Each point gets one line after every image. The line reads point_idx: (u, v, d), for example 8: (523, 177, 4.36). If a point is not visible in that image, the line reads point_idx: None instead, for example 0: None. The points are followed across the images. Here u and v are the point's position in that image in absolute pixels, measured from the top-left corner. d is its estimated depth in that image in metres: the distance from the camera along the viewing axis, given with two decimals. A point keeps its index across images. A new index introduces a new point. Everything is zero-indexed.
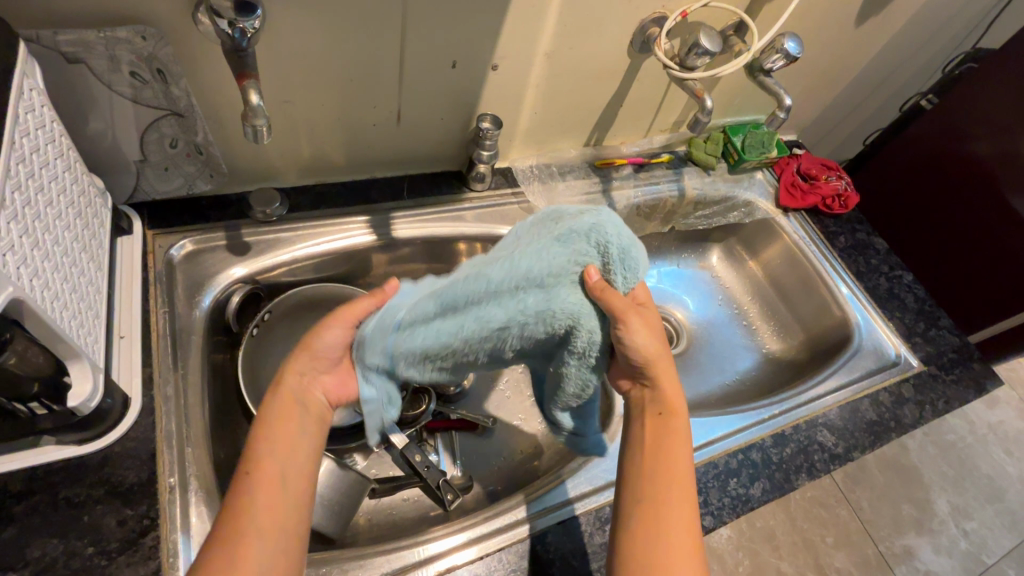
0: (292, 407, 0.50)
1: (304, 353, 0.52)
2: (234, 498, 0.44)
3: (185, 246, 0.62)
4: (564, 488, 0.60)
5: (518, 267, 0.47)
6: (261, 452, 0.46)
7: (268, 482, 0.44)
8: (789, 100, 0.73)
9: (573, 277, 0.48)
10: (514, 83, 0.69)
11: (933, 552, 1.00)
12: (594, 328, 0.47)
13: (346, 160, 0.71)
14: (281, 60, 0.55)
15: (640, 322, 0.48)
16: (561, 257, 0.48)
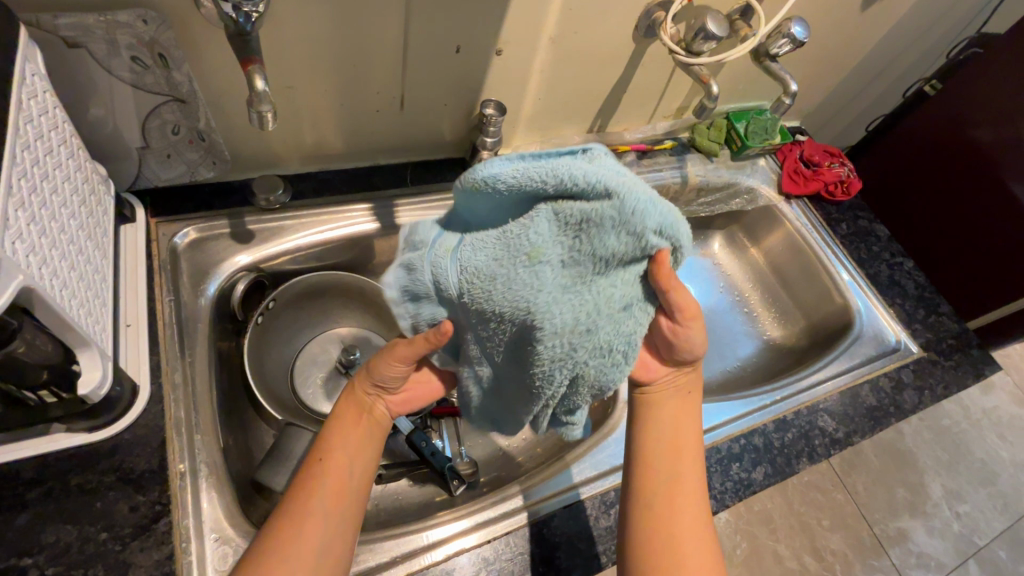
0: (367, 411, 0.52)
1: (365, 377, 0.52)
2: (300, 482, 0.46)
3: (189, 234, 0.62)
4: (571, 473, 0.61)
5: (568, 325, 0.38)
6: (334, 442, 0.49)
7: (337, 473, 0.46)
8: (794, 86, 0.71)
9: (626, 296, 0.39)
10: (518, 68, 0.68)
11: (926, 535, 1.02)
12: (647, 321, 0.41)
13: (349, 146, 0.70)
14: (285, 46, 0.54)
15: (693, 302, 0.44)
16: (608, 289, 0.38)
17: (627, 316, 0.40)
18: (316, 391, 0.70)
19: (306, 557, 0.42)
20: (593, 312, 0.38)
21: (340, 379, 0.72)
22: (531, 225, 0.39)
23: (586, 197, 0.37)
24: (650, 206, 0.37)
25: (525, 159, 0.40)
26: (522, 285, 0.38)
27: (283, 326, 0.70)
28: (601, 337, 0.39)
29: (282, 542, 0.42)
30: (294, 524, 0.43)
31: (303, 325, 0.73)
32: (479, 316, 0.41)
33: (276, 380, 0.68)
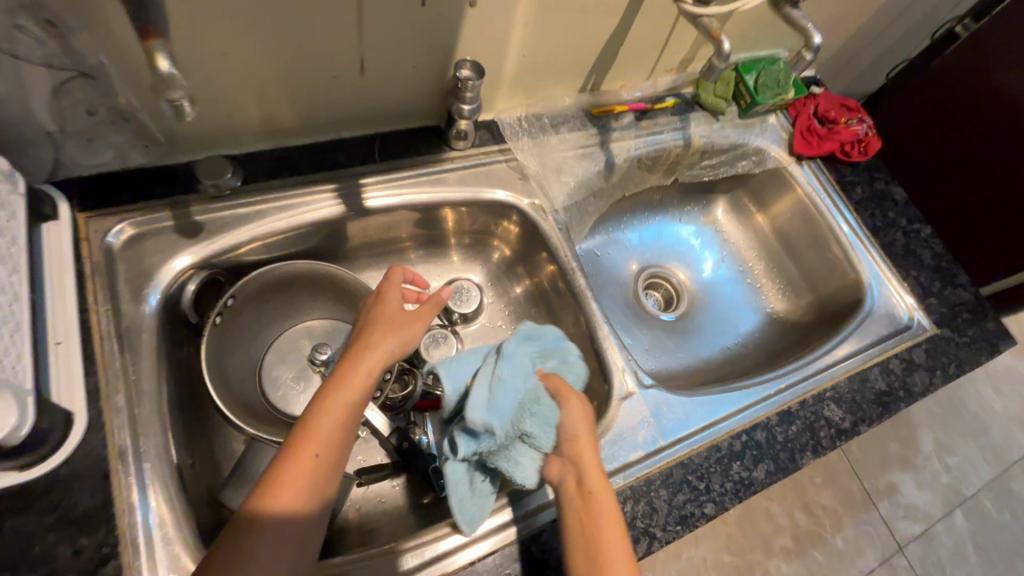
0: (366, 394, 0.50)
1: (392, 340, 0.53)
2: (286, 474, 0.45)
3: (124, 230, 0.54)
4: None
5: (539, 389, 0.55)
6: (325, 433, 0.47)
7: (328, 468, 0.46)
8: (817, 38, 0.60)
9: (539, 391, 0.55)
10: (497, 21, 0.58)
11: (916, 485, 1.37)
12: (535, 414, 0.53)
13: (305, 118, 0.61)
14: (210, 4, 0.44)
15: (585, 407, 0.55)
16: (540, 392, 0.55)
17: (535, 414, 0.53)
18: (287, 392, 0.66)
19: (287, 552, 0.43)
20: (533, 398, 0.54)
21: (313, 377, 0.67)
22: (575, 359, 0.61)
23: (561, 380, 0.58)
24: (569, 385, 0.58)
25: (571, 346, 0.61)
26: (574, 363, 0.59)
27: (245, 324, 0.64)
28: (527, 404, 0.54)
29: (264, 536, 0.42)
30: (282, 517, 0.43)
31: (269, 320, 0.67)
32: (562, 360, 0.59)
33: (242, 383, 0.63)
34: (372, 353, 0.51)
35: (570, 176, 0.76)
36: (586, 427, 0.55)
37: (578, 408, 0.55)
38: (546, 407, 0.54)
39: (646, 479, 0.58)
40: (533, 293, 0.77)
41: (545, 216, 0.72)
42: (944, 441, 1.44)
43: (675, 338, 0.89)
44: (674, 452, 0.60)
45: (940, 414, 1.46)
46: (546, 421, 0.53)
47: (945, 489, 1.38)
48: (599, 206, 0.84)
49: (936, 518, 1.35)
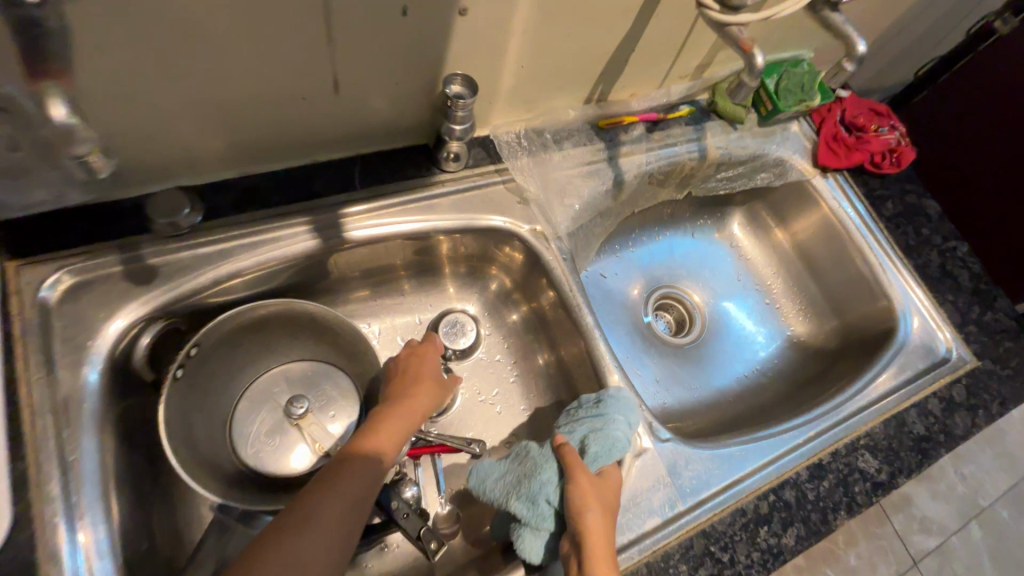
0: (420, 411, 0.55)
1: (438, 384, 0.58)
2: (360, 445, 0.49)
3: (60, 281, 0.47)
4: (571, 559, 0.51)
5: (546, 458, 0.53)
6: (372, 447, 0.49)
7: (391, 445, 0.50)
8: (862, 45, 0.53)
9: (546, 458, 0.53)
10: (492, 30, 0.50)
11: (931, 499, 1.33)
12: (531, 485, 0.51)
13: (273, 142, 0.53)
14: (142, 23, 0.36)
15: (594, 483, 0.50)
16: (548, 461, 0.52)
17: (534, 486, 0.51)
18: (260, 449, 0.59)
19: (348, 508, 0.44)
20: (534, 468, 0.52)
21: (290, 432, 0.60)
22: (621, 421, 0.54)
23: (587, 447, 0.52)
24: (597, 451, 0.52)
25: (626, 409, 0.55)
26: (612, 425, 0.53)
27: (211, 373, 0.57)
28: (527, 475, 0.52)
29: (337, 485, 0.45)
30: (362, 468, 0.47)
31: (239, 366, 0.60)
32: (600, 427, 0.53)
33: (208, 441, 0.56)
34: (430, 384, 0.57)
35: (575, 198, 0.68)
36: (597, 502, 0.48)
37: (587, 483, 0.49)
38: (543, 474, 0.51)
39: (663, 552, 0.51)
40: (535, 326, 0.70)
41: (548, 244, 0.65)
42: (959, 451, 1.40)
43: (689, 368, 0.82)
44: (694, 518, 0.54)
45: None
46: (539, 492, 0.50)
47: (960, 502, 1.34)
48: (606, 226, 0.77)
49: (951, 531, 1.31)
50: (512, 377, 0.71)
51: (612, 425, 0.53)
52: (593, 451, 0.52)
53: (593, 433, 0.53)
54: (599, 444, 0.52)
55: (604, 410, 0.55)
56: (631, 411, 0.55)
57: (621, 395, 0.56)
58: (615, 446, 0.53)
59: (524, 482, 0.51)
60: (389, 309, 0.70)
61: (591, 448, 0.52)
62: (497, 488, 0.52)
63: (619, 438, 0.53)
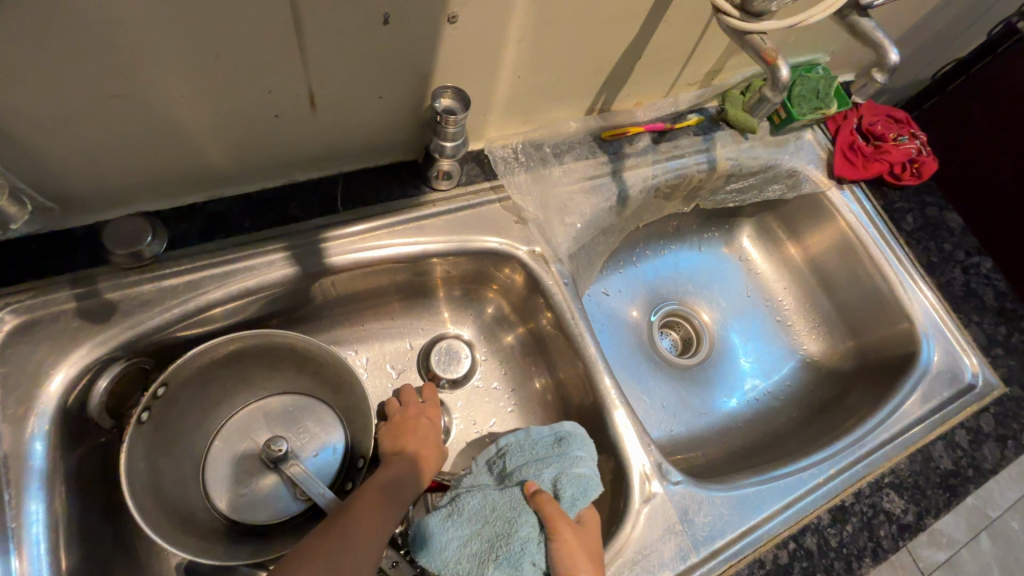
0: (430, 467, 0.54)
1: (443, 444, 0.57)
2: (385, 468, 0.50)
3: (5, 321, 0.42)
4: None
5: (517, 512, 0.46)
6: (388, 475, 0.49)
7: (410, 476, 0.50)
8: (894, 55, 0.47)
9: (520, 513, 0.46)
10: (484, 38, 0.45)
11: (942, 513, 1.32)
12: (510, 548, 0.45)
13: (244, 163, 0.49)
14: (77, 35, 0.31)
15: (579, 536, 0.45)
16: (520, 516, 0.46)
17: (515, 547, 0.45)
18: (235, 493, 0.54)
19: (375, 513, 0.44)
20: (506, 525, 0.46)
21: (268, 474, 0.55)
22: (585, 459, 0.51)
23: (562, 492, 0.48)
24: (574, 495, 0.48)
25: (577, 442, 0.51)
26: (579, 462, 0.50)
27: (180, 412, 0.52)
28: (500, 535, 0.45)
29: (366, 489, 0.46)
30: (392, 484, 0.48)
31: (212, 402, 0.55)
32: (568, 466, 0.50)
33: (177, 487, 0.51)
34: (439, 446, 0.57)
35: (576, 216, 0.63)
36: (587, 559, 0.45)
37: (572, 537, 0.45)
38: (521, 531, 0.45)
39: None
40: (535, 353, 0.66)
41: (548, 267, 0.60)
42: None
43: (695, 390, 0.77)
44: (708, 571, 0.49)
45: None
46: (521, 554, 0.45)
47: (970, 513, 1.33)
48: (610, 243, 0.72)
49: (962, 544, 1.32)
50: (511, 406, 0.66)
51: (578, 462, 0.50)
52: (569, 496, 0.48)
53: (565, 475, 0.49)
54: (573, 484, 0.48)
55: (566, 450, 0.51)
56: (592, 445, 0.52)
57: (575, 429, 0.53)
58: (589, 486, 0.49)
59: (501, 545, 0.45)
60: (378, 335, 0.65)
61: (566, 491, 0.48)
62: (465, 558, 0.45)
63: (590, 476, 0.50)
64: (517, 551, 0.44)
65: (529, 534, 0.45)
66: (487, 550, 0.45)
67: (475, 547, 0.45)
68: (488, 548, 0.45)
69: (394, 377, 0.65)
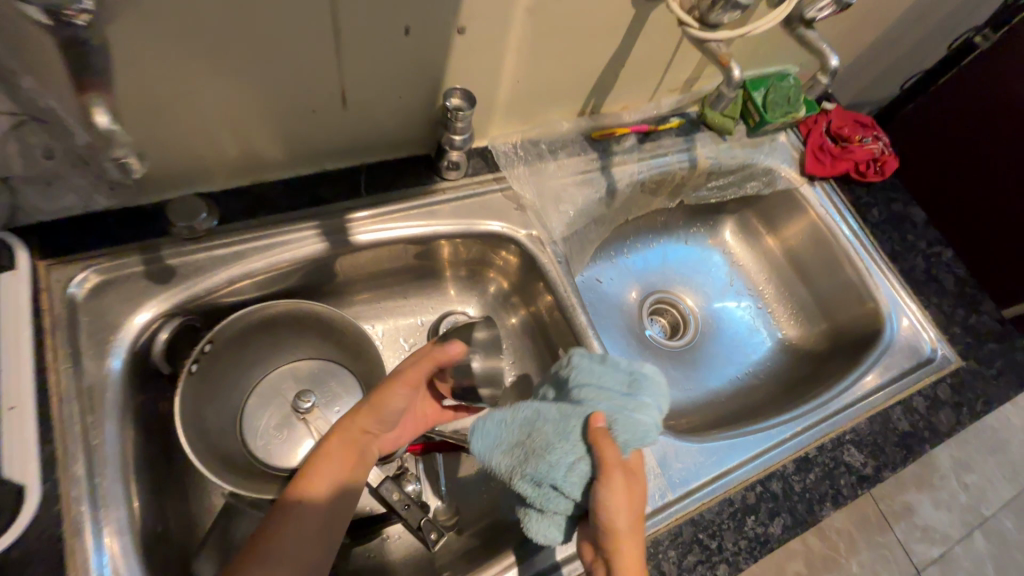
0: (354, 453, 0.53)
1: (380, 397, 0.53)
2: (287, 503, 0.49)
3: (88, 279, 0.50)
4: (557, 548, 0.55)
5: (566, 436, 0.50)
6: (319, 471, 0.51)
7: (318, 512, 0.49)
8: (834, 61, 0.57)
9: (569, 435, 0.50)
10: (487, 47, 0.54)
11: (933, 508, 1.37)
12: (548, 466, 0.49)
13: (283, 152, 0.57)
14: (170, 42, 0.40)
15: (630, 488, 0.49)
16: (568, 438, 0.50)
17: (555, 467, 0.49)
18: (269, 442, 0.62)
19: (322, 499, 0.50)
20: (551, 445, 0.50)
21: (296, 425, 0.63)
22: (649, 409, 0.52)
23: (614, 430, 0.50)
24: (628, 439, 0.50)
25: (642, 386, 0.53)
26: (638, 411, 0.51)
27: (224, 369, 0.60)
28: (544, 452, 0.50)
29: (313, 477, 0.50)
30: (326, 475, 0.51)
31: (249, 363, 0.62)
32: (630, 407, 0.51)
33: (220, 434, 0.58)
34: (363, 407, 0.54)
35: (569, 205, 0.72)
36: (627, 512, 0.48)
37: (621, 486, 0.48)
38: (562, 458, 0.49)
39: (653, 539, 0.54)
40: (533, 328, 0.73)
41: (544, 248, 0.68)
42: (961, 459, 1.43)
43: (681, 367, 0.84)
44: (683, 507, 0.56)
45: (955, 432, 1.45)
46: (553, 476, 0.49)
47: (960, 510, 1.37)
48: (601, 232, 0.80)
49: (954, 541, 1.35)
50: (511, 376, 0.74)
51: (639, 407, 0.52)
52: (620, 439, 0.50)
53: (623, 419, 0.50)
54: (628, 430, 0.50)
55: (638, 391, 0.53)
56: (661, 394, 0.54)
57: (652, 377, 0.54)
58: (645, 435, 0.51)
59: (543, 461, 0.49)
60: (392, 312, 0.73)
61: (619, 434, 0.50)
62: (505, 460, 0.51)
63: (649, 427, 0.51)
64: (554, 470, 0.49)
65: (569, 460, 0.49)
66: (527, 461, 0.50)
67: (519, 453, 0.51)
68: (529, 460, 0.50)
69: (407, 349, 0.72)
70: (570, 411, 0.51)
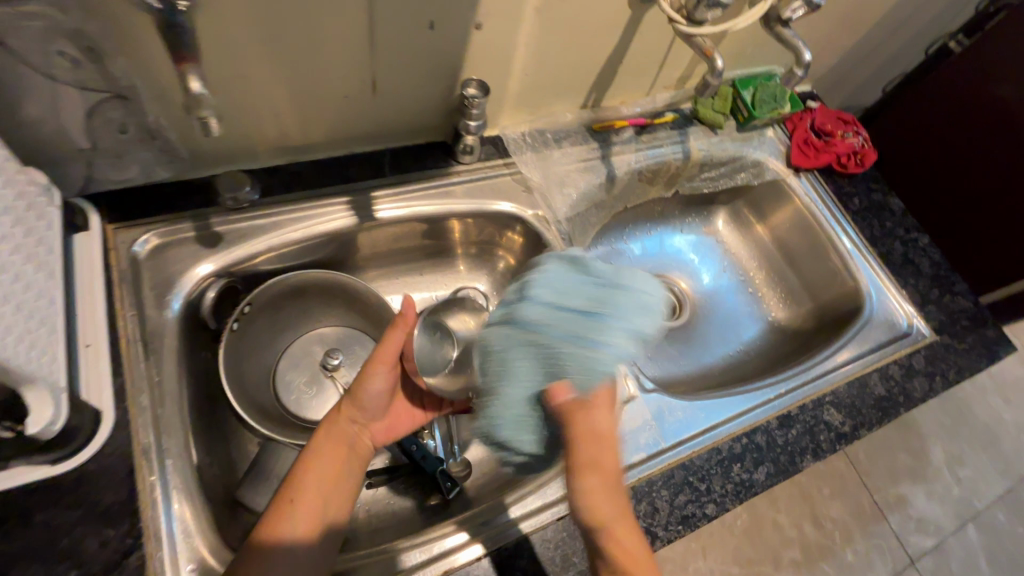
0: (343, 450, 0.56)
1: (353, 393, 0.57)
2: (276, 515, 0.50)
3: (150, 240, 0.57)
4: (515, 506, 0.57)
5: (512, 375, 0.43)
6: (304, 476, 0.53)
7: (311, 509, 0.51)
8: (806, 54, 0.64)
9: (514, 374, 0.44)
10: (501, 42, 0.61)
11: (925, 497, 1.28)
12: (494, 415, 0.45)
13: (320, 135, 0.64)
14: (240, 32, 0.48)
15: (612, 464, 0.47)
16: (515, 377, 0.43)
17: (500, 412, 0.44)
18: (299, 397, 0.68)
19: (314, 500, 0.51)
20: (500, 386, 0.44)
21: (325, 383, 0.70)
22: (622, 339, 0.42)
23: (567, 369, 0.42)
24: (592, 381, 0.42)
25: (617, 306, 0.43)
26: (604, 342, 0.42)
27: (262, 330, 0.66)
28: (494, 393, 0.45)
29: (301, 482, 0.52)
30: (314, 479, 0.53)
31: (282, 327, 0.69)
32: (592, 336, 0.42)
33: (257, 387, 0.65)
34: (342, 406, 0.58)
35: (572, 188, 0.79)
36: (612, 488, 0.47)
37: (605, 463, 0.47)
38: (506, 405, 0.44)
39: (648, 479, 0.59)
40: None
41: (549, 226, 0.75)
42: (955, 446, 1.37)
43: (677, 344, 0.90)
44: (675, 454, 0.62)
45: (947, 423, 1.39)
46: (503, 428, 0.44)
47: (952, 502, 1.30)
48: (600, 217, 0.87)
49: (948, 532, 1.27)
50: None
51: (607, 337, 0.42)
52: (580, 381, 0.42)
53: (577, 358, 0.42)
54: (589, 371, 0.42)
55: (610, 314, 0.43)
56: (643, 318, 0.44)
57: (633, 297, 0.44)
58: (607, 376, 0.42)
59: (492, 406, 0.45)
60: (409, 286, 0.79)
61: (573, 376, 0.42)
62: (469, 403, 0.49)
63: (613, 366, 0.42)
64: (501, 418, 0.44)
65: (517, 407, 0.44)
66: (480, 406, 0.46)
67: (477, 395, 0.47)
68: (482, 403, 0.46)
69: None
70: (518, 339, 0.44)
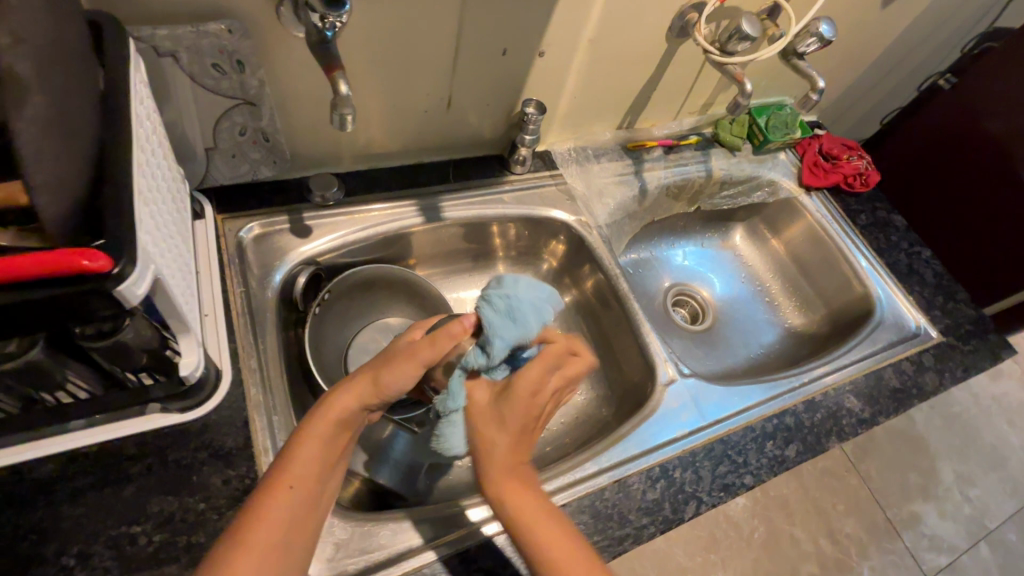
0: (339, 441, 0.48)
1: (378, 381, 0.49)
2: (262, 508, 0.41)
3: (253, 229, 0.65)
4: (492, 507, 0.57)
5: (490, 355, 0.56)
6: (296, 469, 0.44)
7: (311, 507, 0.43)
8: (821, 82, 0.74)
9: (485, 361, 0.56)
10: (560, 69, 0.72)
11: (937, 516, 1.06)
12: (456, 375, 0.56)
13: (397, 145, 0.74)
14: (357, 53, 0.58)
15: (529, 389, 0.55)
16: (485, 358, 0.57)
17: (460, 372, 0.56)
18: None
19: (303, 499, 0.43)
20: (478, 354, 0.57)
21: None
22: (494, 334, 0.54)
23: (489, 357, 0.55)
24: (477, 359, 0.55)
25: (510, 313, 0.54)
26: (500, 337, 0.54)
27: (338, 316, 0.74)
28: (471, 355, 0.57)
29: (288, 477, 0.43)
30: (305, 473, 0.44)
31: (352, 316, 0.76)
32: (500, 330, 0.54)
33: (333, 366, 0.71)
34: (352, 389, 0.49)
35: (610, 199, 0.87)
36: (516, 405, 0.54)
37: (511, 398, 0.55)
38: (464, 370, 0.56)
39: (691, 451, 0.66)
40: (576, 300, 0.87)
41: (591, 231, 0.83)
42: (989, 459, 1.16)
43: (701, 347, 0.97)
44: (714, 430, 0.68)
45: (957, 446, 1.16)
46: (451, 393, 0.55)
47: (970, 520, 1.10)
48: (632, 226, 0.95)
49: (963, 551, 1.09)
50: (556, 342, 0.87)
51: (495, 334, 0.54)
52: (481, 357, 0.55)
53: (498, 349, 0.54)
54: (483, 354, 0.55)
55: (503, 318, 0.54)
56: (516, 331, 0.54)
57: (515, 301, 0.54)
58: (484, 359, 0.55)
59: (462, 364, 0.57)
60: (461, 285, 0.87)
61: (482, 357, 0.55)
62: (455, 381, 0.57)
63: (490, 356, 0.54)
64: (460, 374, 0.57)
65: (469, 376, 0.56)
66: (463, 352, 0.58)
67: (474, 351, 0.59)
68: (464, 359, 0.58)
69: None
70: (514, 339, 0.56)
